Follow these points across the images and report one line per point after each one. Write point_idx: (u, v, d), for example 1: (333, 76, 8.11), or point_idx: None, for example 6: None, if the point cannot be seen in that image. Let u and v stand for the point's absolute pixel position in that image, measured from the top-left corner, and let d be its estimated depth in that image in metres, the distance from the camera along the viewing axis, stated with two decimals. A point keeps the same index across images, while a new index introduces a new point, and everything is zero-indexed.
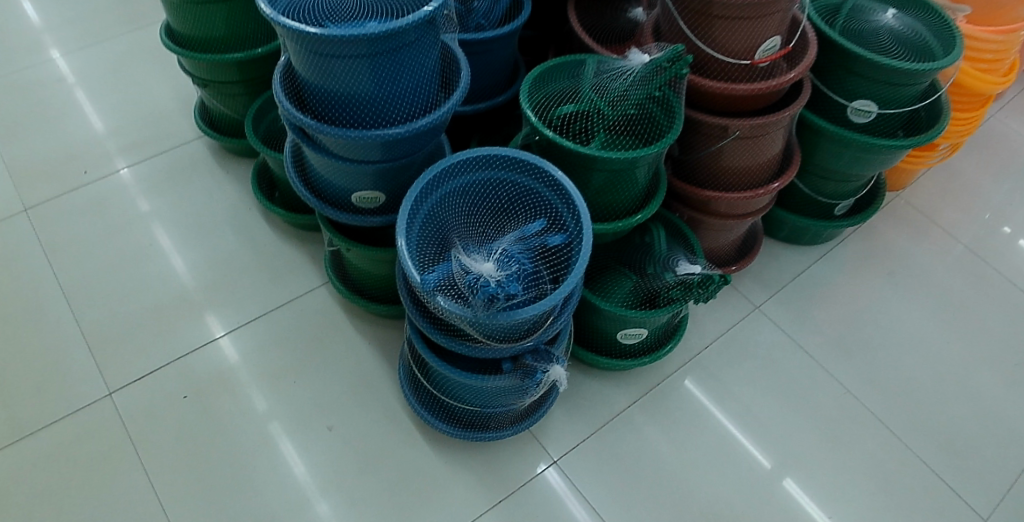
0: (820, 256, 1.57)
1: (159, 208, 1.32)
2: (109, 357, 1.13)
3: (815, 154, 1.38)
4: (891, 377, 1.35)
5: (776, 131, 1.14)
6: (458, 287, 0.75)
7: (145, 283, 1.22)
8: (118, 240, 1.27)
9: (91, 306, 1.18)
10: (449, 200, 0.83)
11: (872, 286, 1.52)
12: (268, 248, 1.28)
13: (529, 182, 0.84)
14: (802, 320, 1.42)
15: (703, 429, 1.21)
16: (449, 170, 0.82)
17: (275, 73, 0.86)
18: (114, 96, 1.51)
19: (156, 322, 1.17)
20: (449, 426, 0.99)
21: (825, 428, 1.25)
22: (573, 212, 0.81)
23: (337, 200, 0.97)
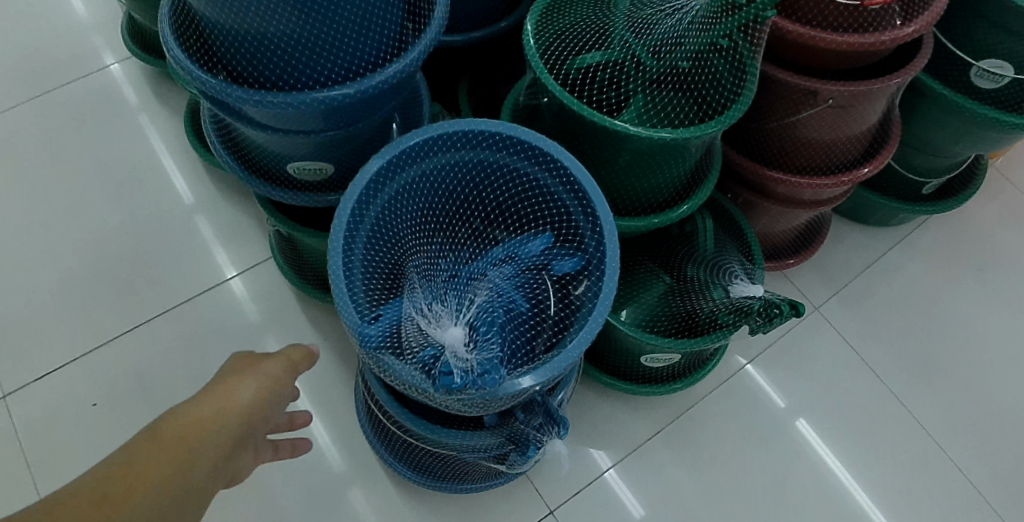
0: (895, 241, 1.29)
1: (114, 157, 1.13)
2: (31, 365, 0.96)
3: (911, 121, 1.08)
4: (971, 402, 1.12)
5: (873, 102, 0.85)
6: (414, 340, 0.52)
7: (99, 252, 1.05)
8: (47, 213, 1.07)
9: (38, 277, 1.02)
10: (418, 194, 0.61)
11: (958, 281, 1.25)
12: (224, 225, 1.10)
13: (533, 175, 0.61)
14: (870, 327, 1.17)
15: (735, 466, 1.01)
16: (421, 154, 0.59)
17: (167, 6, 0.60)
18: (35, 18, 1.25)
19: (86, 320, 1.00)
20: (417, 473, 0.78)
21: (886, 468, 1.05)
22: (593, 228, 0.58)
23: (271, 174, 0.71)
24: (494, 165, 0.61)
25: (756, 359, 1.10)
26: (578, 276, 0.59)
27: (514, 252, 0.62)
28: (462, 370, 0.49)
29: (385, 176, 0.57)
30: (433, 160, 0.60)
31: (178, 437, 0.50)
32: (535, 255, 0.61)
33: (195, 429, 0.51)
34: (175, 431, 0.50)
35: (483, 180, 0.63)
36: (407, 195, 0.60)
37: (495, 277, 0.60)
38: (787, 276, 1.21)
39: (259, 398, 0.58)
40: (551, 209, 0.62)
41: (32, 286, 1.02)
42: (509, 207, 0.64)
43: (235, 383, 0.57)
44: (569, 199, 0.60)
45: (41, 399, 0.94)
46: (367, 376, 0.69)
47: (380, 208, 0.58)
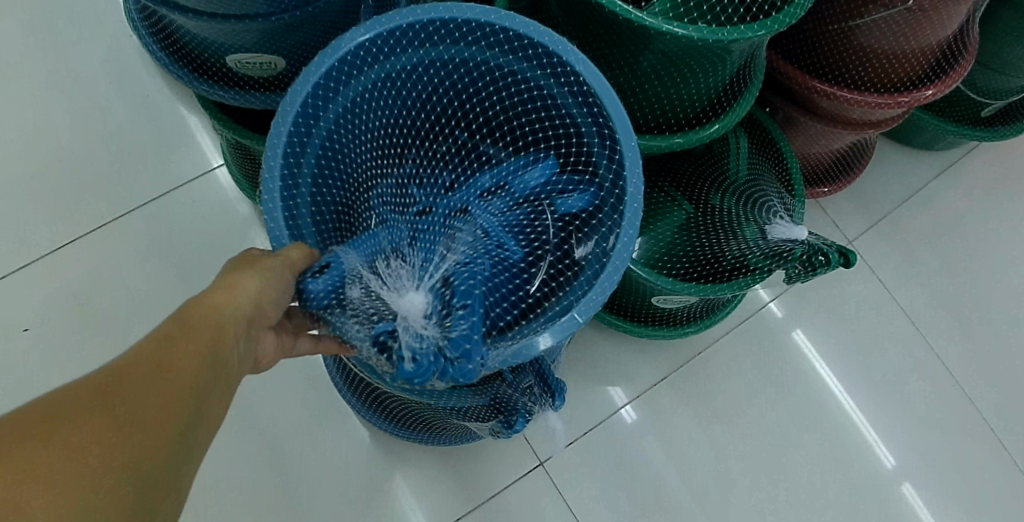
0: (944, 165, 1.16)
1: (81, 52, 1.02)
2: (22, 302, 0.92)
3: (989, 32, 0.91)
4: (1000, 345, 1.07)
5: (961, 5, 0.70)
6: (369, 299, 0.43)
7: (80, 165, 0.98)
8: (14, 131, 0.98)
9: (19, 190, 0.96)
10: (384, 100, 0.51)
11: (1008, 212, 1.15)
12: (208, 138, 1.01)
13: (533, 78, 0.50)
14: (906, 265, 1.09)
15: (747, 410, 0.99)
16: (389, 50, 0.48)
17: None
18: None
19: (70, 253, 0.95)
20: (392, 424, 0.75)
21: (904, 414, 1.02)
22: (610, 158, 0.48)
23: (213, 71, 0.65)
24: (484, 66, 0.50)
25: (783, 295, 1.04)
26: (583, 217, 0.52)
27: (506, 182, 0.54)
28: (423, 351, 0.40)
29: (336, 80, 0.47)
30: (404, 60, 0.49)
31: (200, 323, 0.36)
32: (534, 184, 0.54)
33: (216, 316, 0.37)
34: (196, 315, 0.36)
35: (468, 85, 0.53)
36: (369, 105, 0.51)
37: (481, 213, 0.53)
38: (824, 204, 1.10)
39: (273, 294, 0.40)
40: (553, 124, 0.52)
41: (12, 201, 0.96)
42: (501, 120, 0.55)
43: (241, 271, 0.40)
44: (578, 113, 0.49)
45: (40, 321, 0.92)
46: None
47: (332, 121, 0.48)
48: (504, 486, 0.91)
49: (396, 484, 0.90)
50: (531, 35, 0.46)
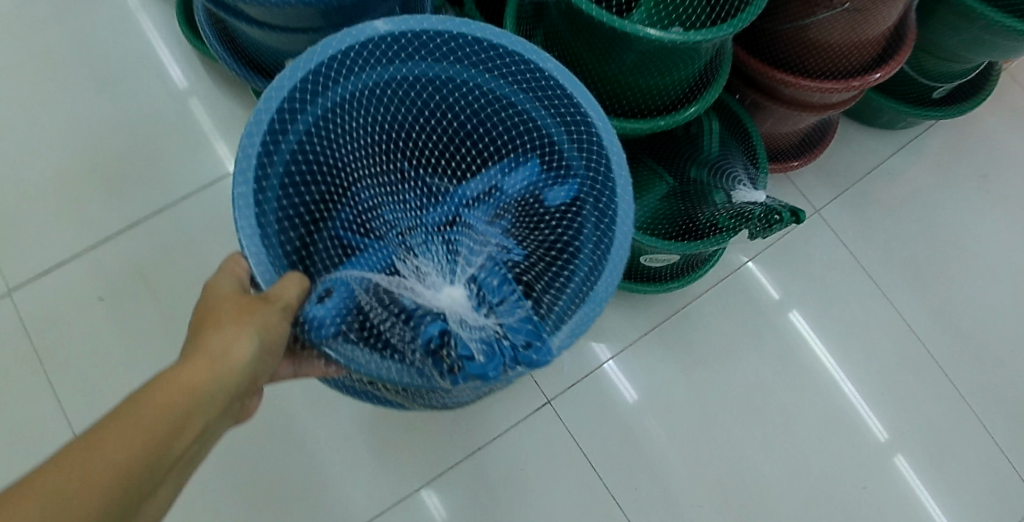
0: (901, 144, 1.30)
1: (141, 54, 1.16)
2: (95, 271, 1.06)
3: (929, 24, 1.05)
4: (950, 302, 1.21)
5: (896, 3, 0.83)
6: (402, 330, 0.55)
7: (141, 152, 1.12)
8: (83, 123, 1.12)
9: (84, 180, 1.10)
10: (353, 116, 0.64)
11: (957, 185, 1.29)
12: None
13: (485, 82, 0.63)
14: (866, 230, 1.23)
15: (726, 359, 1.13)
16: (358, 63, 0.62)
17: None
18: None
19: (134, 230, 1.08)
20: None
21: (865, 364, 1.16)
22: (580, 148, 0.62)
23: (270, 73, 0.80)
24: (448, 75, 0.64)
25: (755, 256, 1.18)
26: (572, 205, 0.63)
27: (495, 184, 0.66)
28: (484, 343, 0.53)
29: (312, 89, 0.60)
30: (368, 72, 0.62)
31: (171, 397, 0.43)
32: (519, 185, 0.65)
33: (196, 384, 0.44)
34: (188, 381, 0.44)
35: (438, 97, 0.66)
36: (341, 117, 0.63)
37: (470, 217, 0.64)
38: (793, 178, 1.24)
39: (264, 350, 0.49)
40: (531, 131, 0.65)
41: (86, 183, 1.10)
42: (476, 128, 0.67)
43: (235, 327, 0.48)
44: (541, 110, 0.63)
45: (111, 288, 1.05)
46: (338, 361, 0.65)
47: (299, 134, 0.60)
48: (509, 425, 1.06)
49: (423, 423, 1.06)
50: (502, 43, 0.61)
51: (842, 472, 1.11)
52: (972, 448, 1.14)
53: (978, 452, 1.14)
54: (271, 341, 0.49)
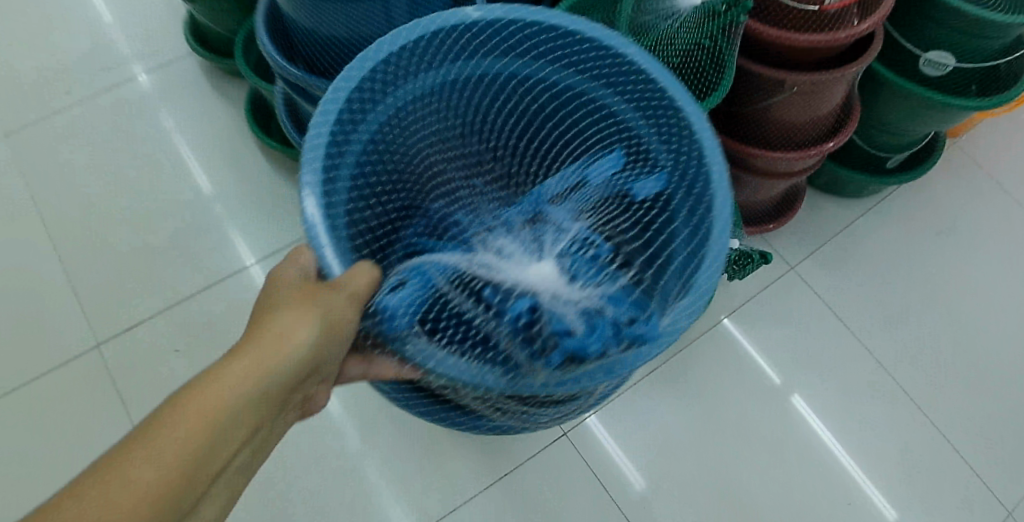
0: (867, 210, 1.46)
1: (216, 148, 1.41)
2: (161, 321, 1.25)
3: (873, 104, 1.25)
4: (927, 349, 1.31)
5: (838, 87, 1.02)
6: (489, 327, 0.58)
7: (206, 225, 1.34)
8: (163, 202, 1.36)
9: (160, 253, 1.31)
10: (420, 111, 0.69)
11: (922, 246, 1.42)
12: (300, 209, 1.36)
13: (551, 74, 0.69)
14: (839, 283, 1.37)
15: (715, 399, 1.25)
16: (426, 57, 0.67)
17: (260, 24, 0.91)
18: (136, 35, 1.52)
19: (193, 290, 1.28)
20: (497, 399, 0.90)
21: (851, 405, 1.25)
22: (661, 134, 0.66)
23: None
24: (507, 71, 0.69)
25: (731, 314, 1.32)
26: (662, 193, 0.66)
27: (581, 181, 0.70)
28: (578, 323, 0.58)
29: (381, 81, 0.65)
30: (433, 67, 0.68)
31: (214, 400, 0.43)
32: (604, 178, 0.69)
33: (241, 380, 0.45)
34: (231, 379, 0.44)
35: (508, 92, 0.71)
36: (407, 113, 0.68)
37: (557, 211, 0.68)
38: (770, 240, 1.41)
39: (322, 338, 0.50)
40: (612, 123, 0.70)
41: (158, 251, 1.31)
42: (552, 125, 0.72)
43: (290, 316, 0.49)
44: (614, 95, 0.68)
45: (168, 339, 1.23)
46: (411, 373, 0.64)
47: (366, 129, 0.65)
48: (518, 461, 1.18)
49: (446, 458, 1.18)
50: (568, 26, 0.66)
51: (817, 506, 1.18)
52: (955, 489, 1.20)
53: (961, 493, 1.20)
54: (328, 329, 0.50)
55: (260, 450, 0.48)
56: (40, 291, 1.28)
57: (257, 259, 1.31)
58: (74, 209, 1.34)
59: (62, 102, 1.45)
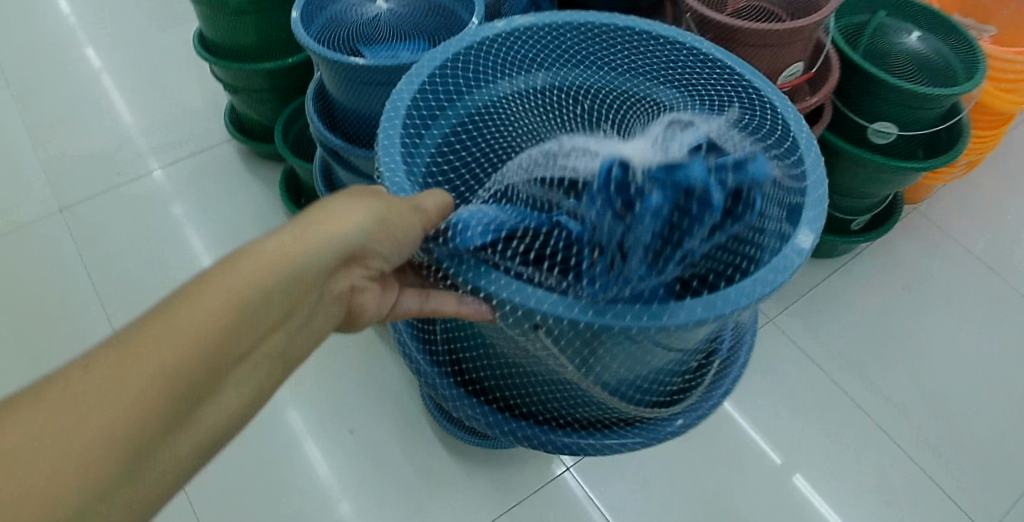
0: (836, 268, 1.58)
1: (236, 227, 1.55)
2: None
3: (833, 171, 1.40)
4: (899, 389, 1.40)
5: None
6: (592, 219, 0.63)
7: None
8: (181, 273, 1.47)
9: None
10: (513, 109, 0.81)
11: (889, 299, 1.53)
12: None
13: (623, 77, 0.82)
14: (815, 331, 1.47)
15: (705, 441, 1.31)
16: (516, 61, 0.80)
17: (309, 97, 1.05)
18: (167, 134, 1.71)
19: None
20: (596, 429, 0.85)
21: (835, 443, 1.33)
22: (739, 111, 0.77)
23: None
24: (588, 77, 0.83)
25: None
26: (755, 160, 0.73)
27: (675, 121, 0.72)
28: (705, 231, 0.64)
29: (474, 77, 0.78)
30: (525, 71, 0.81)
31: (268, 262, 0.50)
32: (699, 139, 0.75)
33: (288, 257, 0.51)
34: (285, 250, 0.51)
35: (586, 98, 0.83)
36: (497, 110, 0.81)
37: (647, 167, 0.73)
38: None
39: (378, 227, 0.56)
40: None
41: None
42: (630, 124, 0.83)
43: (347, 207, 0.56)
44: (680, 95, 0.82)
45: None
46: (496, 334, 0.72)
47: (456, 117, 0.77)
48: (517, 500, 1.23)
49: (450, 498, 1.22)
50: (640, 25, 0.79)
51: None
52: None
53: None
54: (386, 221, 0.57)
55: (306, 328, 0.53)
56: (62, 354, 1.36)
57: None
58: (95, 281, 1.45)
59: (100, 183, 1.61)
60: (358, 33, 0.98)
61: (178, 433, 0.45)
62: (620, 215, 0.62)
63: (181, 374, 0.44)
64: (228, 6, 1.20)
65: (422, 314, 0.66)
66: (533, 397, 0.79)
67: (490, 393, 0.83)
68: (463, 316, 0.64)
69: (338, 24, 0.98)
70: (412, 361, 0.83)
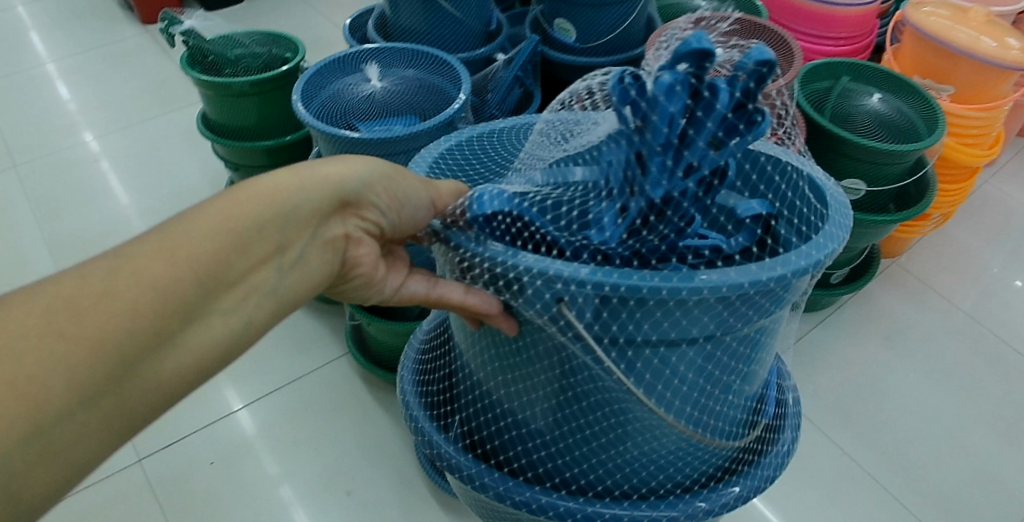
0: (818, 322, 1.62)
1: None
2: (154, 444, 1.30)
3: None
4: (887, 438, 1.41)
5: None
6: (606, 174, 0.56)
7: None
8: None
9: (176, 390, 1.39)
10: None
11: (872, 352, 1.57)
12: (305, 340, 1.47)
13: None
14: (801, 385, 1.50)
15: None
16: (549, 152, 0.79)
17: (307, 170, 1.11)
18: (165, 212, 1.76)
19: (191, 413, 1.34)
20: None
21: (827, 492, 1.33)
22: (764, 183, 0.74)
23: None
24: None
25: None
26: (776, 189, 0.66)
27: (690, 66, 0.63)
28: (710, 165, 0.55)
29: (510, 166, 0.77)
30: None
31: (257, 198, 0.49)
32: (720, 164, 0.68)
33: (285, 191, 0.50)
34: (272, 188, 0.50)
35: None
36: None
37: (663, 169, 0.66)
38: None
39: (373, 179, 0.55)
40: None
41: None
42: None
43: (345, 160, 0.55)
44: None
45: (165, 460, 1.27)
46: (522, 364, 0.62)
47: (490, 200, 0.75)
48: None
49: None
50: None
51: None
52: None
53: None
54: (388, 180, 0.56)
55: (297, 268, 0.52)
56: None
57: (245, 404, 1.36)
58: None
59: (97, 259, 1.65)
60: (358, 108, 1.04)
61: (164, 352, 0.45)
62: (635, 140, 0.52)
63: (169, 293, 0.44)
64: (231, 89, 1.27)
65: (427, 298, 0.62)
66: (569, 466, 0.64)
67: (518, 471, 0.68)
68: (471, 309, 0.59)
69: (338, 99, 1.04)
70: (423, 438, 0.70)
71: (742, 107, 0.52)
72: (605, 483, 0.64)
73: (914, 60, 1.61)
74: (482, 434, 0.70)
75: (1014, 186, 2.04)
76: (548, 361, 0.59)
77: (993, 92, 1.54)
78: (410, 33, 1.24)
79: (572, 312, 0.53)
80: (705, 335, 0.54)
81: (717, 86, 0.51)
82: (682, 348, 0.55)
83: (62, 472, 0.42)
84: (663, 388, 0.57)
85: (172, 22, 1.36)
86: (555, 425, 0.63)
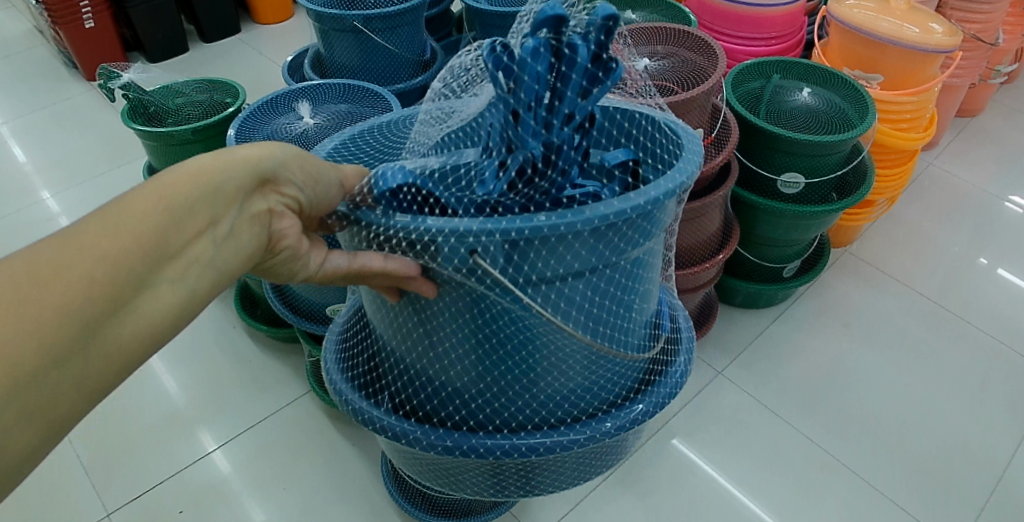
0: (776, 316, 1.66)
1: (194, 340, 1.56)
2: (125, 496, 1.28)
3: (754, 225, 1.50)
4: (856, 423, 1.44)
5: (712, 211, 1.31)
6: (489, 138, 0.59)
7: (177, 406, 1.42)
8: (134, 392, 1.45)
9: (147, 438, 1.36)
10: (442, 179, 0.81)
11: (834, 338, 1.60)
12: (272, 380, 1.47)
13: None
14: (766, 381, 1.52)
15: (675, 492, 1.33)
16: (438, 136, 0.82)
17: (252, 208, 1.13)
18: None
19: (161, 460, 1.33)
20: (563, 468, 0.74)
21: (799, 481, 1.35)
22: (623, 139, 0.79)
23: (312, 315, 1.22)
24: None
25: (677, 431, 1.43)
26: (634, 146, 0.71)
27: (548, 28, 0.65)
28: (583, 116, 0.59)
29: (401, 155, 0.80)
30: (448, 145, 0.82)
31: (184, 177, 0.49)
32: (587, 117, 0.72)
33: (209, 171, 0.50)
34: (201, 171, 0.49)
35: None
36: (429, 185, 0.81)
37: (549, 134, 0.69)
38: (700, 355, 1.58)
39: (294, 157, 0.56)
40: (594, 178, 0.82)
41: (131, 433, 1.38)
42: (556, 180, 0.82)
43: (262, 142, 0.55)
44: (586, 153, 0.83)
45: (136, 510, 1.26)
46: (444, 321, 0.62)
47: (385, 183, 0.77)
48: None
49: None
50: None
51: None
52: None
53: None
54: (305, 158, 0.57)
55: (229, 242, 0.51)
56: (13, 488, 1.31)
57: (219, 446, 1.35)
58: None
59: None
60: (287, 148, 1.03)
61: (120, 318, 0.45)
62: (510, 100, 0.56)
63: (115, 261, 0.44)
64: (174, 138, 1.28)
65: (349, 269, 0.58)
66: (504, 403, 0.66)
67: (462, 424, 0.67)
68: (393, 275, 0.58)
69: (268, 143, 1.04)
70: (361, 416, 0.68)
71: (598, 58, 0.56)
72: (537, 412, 0.67)
73: (842, 54, 1.67)
74: (416, 400, 0.68)
75: (959, 166, 2.11)
76: (462, 316, 0.60)
77: (922, 74, 1.59)
78: (346, 69, 1.26)
79: (486, 261, 0.55)
80: (602, 262, 0.58)
81: (575, 44, 0.56)
82: (579, 281, 0.58)
83: (28, 439, 0.43)
84: (572, 319, 0.60)
85: (110, 76, 1.37)
86: (485, 369, 0.64)
